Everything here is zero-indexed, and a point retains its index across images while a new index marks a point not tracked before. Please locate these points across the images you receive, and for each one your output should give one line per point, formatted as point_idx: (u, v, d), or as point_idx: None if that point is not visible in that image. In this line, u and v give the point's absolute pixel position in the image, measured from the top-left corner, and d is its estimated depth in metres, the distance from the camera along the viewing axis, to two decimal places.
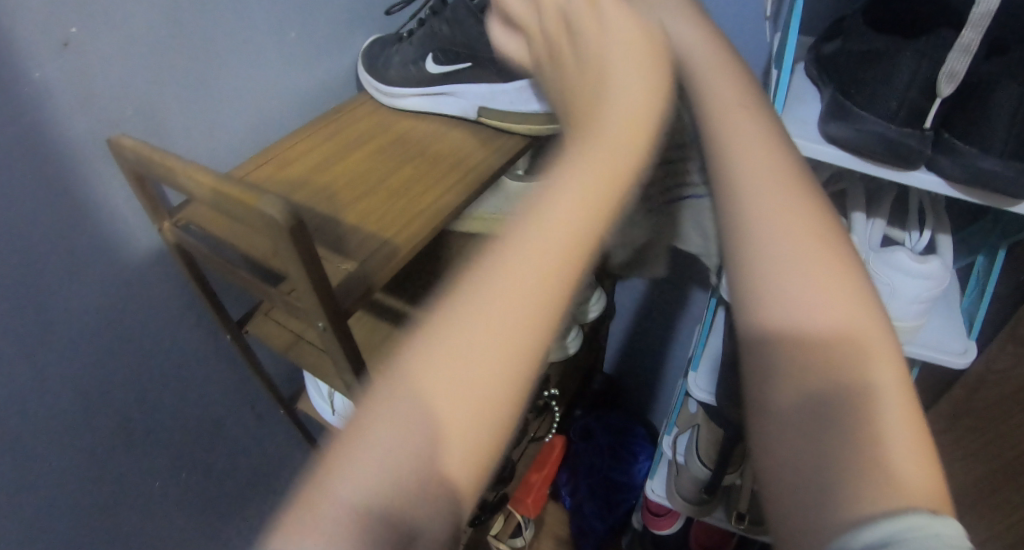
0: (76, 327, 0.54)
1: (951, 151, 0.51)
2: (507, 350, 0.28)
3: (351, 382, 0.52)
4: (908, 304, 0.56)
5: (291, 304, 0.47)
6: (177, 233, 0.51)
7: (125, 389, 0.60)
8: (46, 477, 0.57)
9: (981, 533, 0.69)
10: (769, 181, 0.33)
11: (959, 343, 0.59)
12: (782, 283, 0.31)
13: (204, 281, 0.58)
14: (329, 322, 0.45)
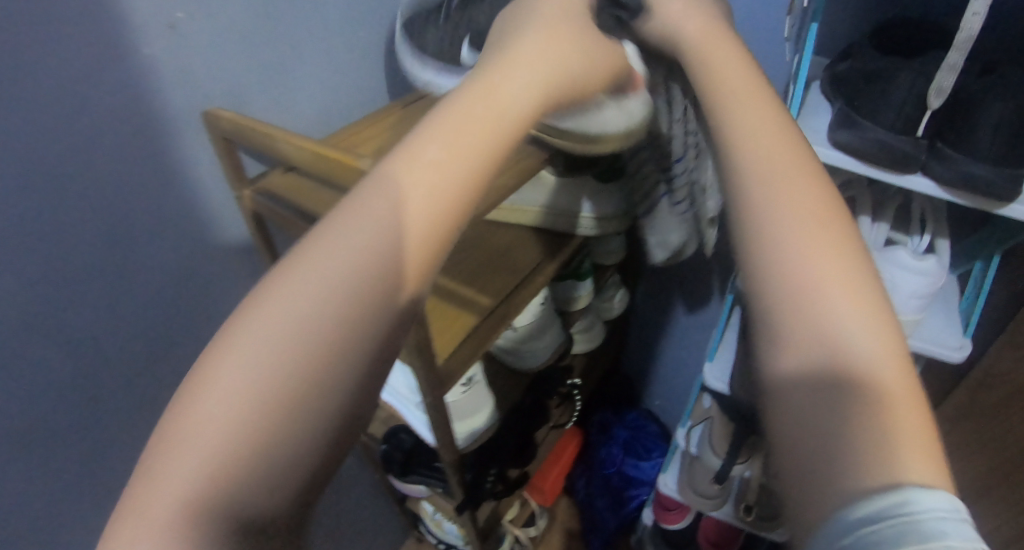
0: (165, 299, 0.58)
1: (943, 157, 0.56)
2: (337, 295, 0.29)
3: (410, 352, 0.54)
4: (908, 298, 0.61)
5: None
6: (257, 200, 0.57)
7: (191, 353, 0.63)
8: (129, 442, 0.60)
9: (988, 523, 0.73)
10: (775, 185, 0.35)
11: (956, 339, 0.64)
12: (785, 252, 0.33)
13: (271, 247, 0.63)
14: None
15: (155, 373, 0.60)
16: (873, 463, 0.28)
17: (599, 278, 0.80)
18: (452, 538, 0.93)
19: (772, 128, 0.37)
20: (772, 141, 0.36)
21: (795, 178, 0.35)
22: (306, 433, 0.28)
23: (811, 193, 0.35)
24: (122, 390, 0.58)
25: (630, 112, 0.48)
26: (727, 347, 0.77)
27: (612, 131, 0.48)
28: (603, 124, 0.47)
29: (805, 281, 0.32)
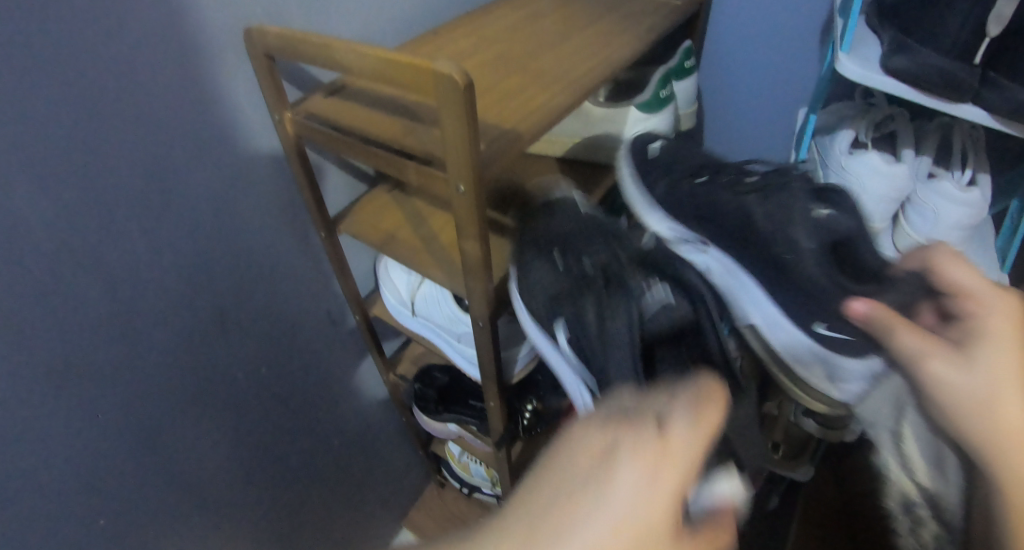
0: (204, 231, 0.58)
1: (794, 246, 0.51)
2: None
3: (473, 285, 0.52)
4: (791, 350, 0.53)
5: (431, 174, 0.46)
6: (299, 124, 0.56)
7: (226, 283, 0.63)
8: (169, 369, 0.61)
9: None
10: None
11: (994, 273, 0.63)
12: None
13: (309, 176, 0.61)
14: (471, 186, 0.44)
15: (192, 301, 0.60)
16: None
17: None
18: (476, 481, 0.94)
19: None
20: None
21: None
22: None
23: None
24: (158, 327, 0.58)
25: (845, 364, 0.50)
26: None
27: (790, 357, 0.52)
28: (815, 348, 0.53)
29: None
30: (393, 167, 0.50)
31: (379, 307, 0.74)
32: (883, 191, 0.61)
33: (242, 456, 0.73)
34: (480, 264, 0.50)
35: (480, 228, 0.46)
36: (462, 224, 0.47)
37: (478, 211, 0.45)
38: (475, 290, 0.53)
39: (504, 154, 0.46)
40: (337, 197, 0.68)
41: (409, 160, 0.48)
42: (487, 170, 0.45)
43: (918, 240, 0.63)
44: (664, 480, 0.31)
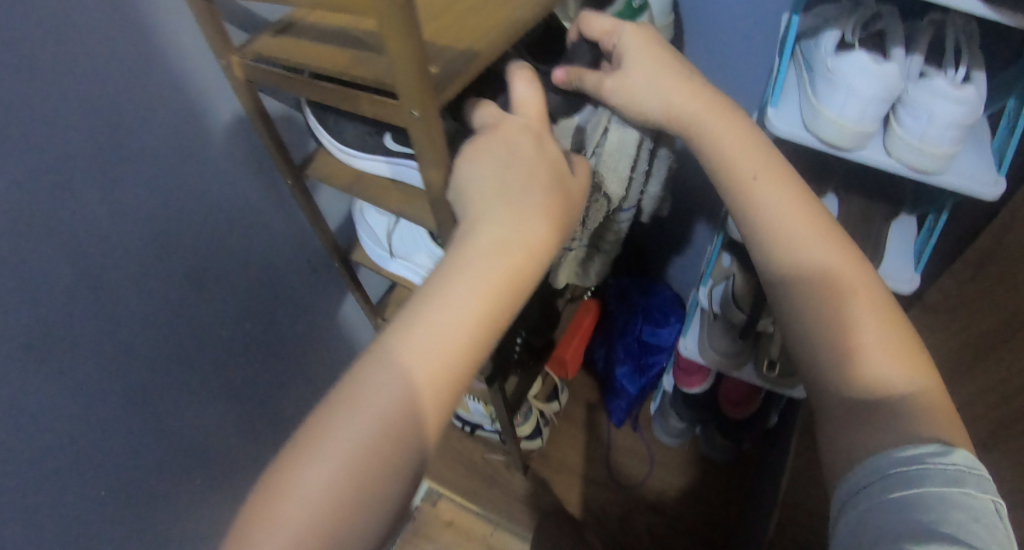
0: (165, 189, 0.56)
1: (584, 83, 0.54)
2: (458, 318, 0.41)
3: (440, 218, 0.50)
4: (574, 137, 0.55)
5: (382, 102, 0.43)
6: (249, 66, 0.53)
7: (196, 237, 0.61)
8: (151, 332, 0.60)
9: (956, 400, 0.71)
10: (840, 263, 0.46)
11: (988, 176, 0.60)
12: (857, 340, 0.45)
13: (266, 120, 0.59)
14: (425, 112, 0.41)
15: (164, 263, 0.58)
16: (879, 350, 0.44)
17: None
18: (476, 418, 0.95)
19: (826, 242, 0.47)
20: (867, 329, 0.45)
21: (831, 269, 0.46)
22: (413, 441, 0.40)
23: (797, 207, 0.48)
24: (134, 294, 0.57)
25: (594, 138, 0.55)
26: None
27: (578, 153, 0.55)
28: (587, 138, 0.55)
29: (856, 349, 0.45)
30: (349, 101, 0.47)
31: (358, 252, 0.73)
32: (872, 91, 0.58)
33: (233, 405, 0.74)
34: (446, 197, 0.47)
35: (441, 157, 0.44)
36: (422, 155, 0.44)
37: (436, 138, 0.43)
38: (445, 222, 0.51)
39: (456, 74, 0.43)
40: (300, 142, 0.66)
41: (362, 91, 0.45)
42: (442, 95, 0.42)
43: (912, 141, 0.59)
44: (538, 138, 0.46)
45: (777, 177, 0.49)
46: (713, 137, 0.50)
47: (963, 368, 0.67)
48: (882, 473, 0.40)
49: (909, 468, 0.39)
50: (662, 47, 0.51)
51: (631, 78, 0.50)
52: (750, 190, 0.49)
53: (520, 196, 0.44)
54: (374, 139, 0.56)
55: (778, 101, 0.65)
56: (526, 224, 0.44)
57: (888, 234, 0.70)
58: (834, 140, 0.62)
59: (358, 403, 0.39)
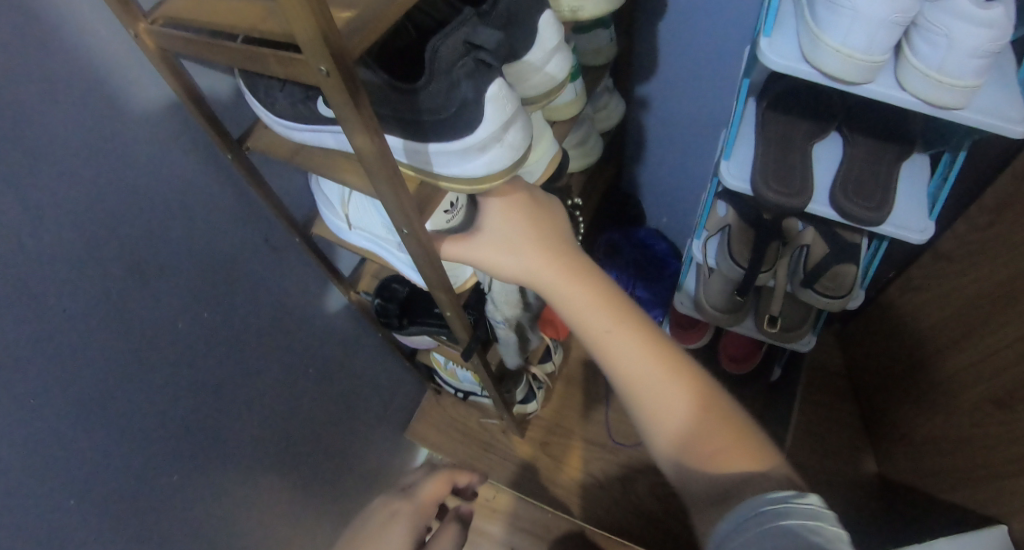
0: (90, 174, 0.50)
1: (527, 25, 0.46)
2: None
3: (382, 188, 0.44)
4: (517, 70, 0.48)
5: (290, 59, 0.37)
6: (156, 33, 0.47)
7: (134, 224, 0.55)
8: (102, 337, 0.54)
9: (974, 355, 0.67)
10: (626, 339, 0.53)
11: (1015, 111, 0.51)
12: (652, 409, 0.51)
13: (191, 92, 0.53)
14: (333, 65, 0.35)
15: (99, 254, 0.52)
16: (683, 426, 0.50)
17: (589, 84, 0.69)
18: (465, 385, 0.92)
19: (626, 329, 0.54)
20: (656, 398, 0.51)
21: (627, 360, 0.53)
22: None
23: (593, 304, 0.54)
24: (77, 293, 0.51)
25: (512, 147, 0.46)
26: (745, 141, 0.67)
27: (496, 170, 0.46)
28: (486, 165, 0.46)
29: (657, 415, 0.51)
30: (255, 61, 0.41)
31: (319, 227, 0.67)
32: (881, 13, 0.50)
33: (215, 409, 0.68)
34: (377, 161, 0.42)
35: (357, 112, 0.38)
36: (339, 112, 0.39)
37: (351, 93, 0.37)
38: (386, 194, 0.45)
39: (373, 19, 0.37)
40: (238, 112, 0.60)
41: (266, 48, 0.39)
42: (353, 44, 0.36)
43: (928, 72, 0.51)
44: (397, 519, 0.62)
45: (577, 285, 0.54)
46: (528, 256, 0.54)
47: (991, 316, 0.64)
48: (753, 512, 0.42)
49: (775, 507, 0.41)
50: (513, 202, 0.55)
51: (480, 241, 0.54)
52: (555, 294, 0.54)
53: None
54: (306, 105, 0.49)
55: (771, 30, 0.56)
56: (403, 527, 0.62)
57: (898, 178, 0.63)
58: (836, 71, 0.53)
59: None
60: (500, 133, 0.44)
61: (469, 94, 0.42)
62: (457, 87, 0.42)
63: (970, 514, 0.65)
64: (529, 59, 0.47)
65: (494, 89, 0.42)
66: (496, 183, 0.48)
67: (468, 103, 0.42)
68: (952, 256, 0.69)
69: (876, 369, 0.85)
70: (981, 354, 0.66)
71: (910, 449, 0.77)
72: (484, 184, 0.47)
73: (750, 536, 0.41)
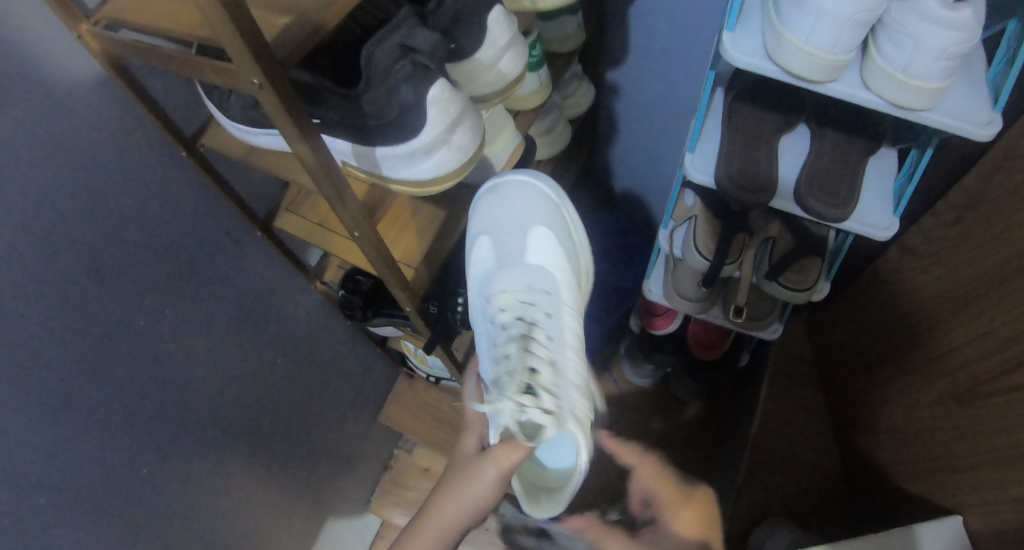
0: (37, 176, 0.48)
1: (477, 22, 0.44)
2: (446, 524, 0.51)
3: (331, 194, 0.43)
4: (467, 69, 0.46)
5: (223, 68, 0.35)
6: (99, 35, 0.46)
7: (90, 224, 0.53)
8: (65, 342, 0.53)
9: (936, 349, 0.67)
10: None
11: (982, 113, 0.50)
12: None
13: (140, 90, 0.51)
14: (266, 77, 0.33)
15: (57, 257, 0.51)
16: None
17: (555, 73, 0.67)
18: (437, 371, 0.92)
19: None
20: None
21: None
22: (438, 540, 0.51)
23: None
24: (31, 300, 0.50)
25: (461, 149, 0.44)
26: (712, 134, 0.65)
27: (445, 172, 0.45)
28: (434, 168, 0.45)
29: None
30: (189, 68, 0.39)
31: (280, 220, 0.66)
32: (846, 12, 0.48)
33: (184, 404, 0.68)
34: (322, 168, 0.40)
35: (297, 123, 0.36)
36: (276, 123, 0.37)
37: (289, 106, 0.35)
38: (333, 200, 0.43)
39: (310, 25, 0.35)
40: (192, 106, 0.58)
41: (200, 57, 0.37)
42: (290, 56, 0.34)
43: (893, 73, 0.50)
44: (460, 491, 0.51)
45: None
46: None
47: (954, 312, 0.64)
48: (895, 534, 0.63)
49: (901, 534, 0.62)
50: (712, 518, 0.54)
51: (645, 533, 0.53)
52: None
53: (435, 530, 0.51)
54: (255, 109, 0.48)
55: (735, 25, 0.54)
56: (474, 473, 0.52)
57: (865, 174, 0.62)
58: (801, 71, 0.52)
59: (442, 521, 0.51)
60: (445, 134, 0.43)
61: (409, 98, 0.40)
62: (395, 91, 0.40)
63: (930, 503, 0.67)
64: (478, 58, 0.45)
65: (435, 91, 0.40)
66: (447, 184, 0.47)
67: (407, 107, 0.40)
68: (916, 251, 0.69)
69: (842, 358, 0.85)
70: (944, 351, 0.66)
71: (870, 436, 0.79)
72: (434, 186, 0.46)
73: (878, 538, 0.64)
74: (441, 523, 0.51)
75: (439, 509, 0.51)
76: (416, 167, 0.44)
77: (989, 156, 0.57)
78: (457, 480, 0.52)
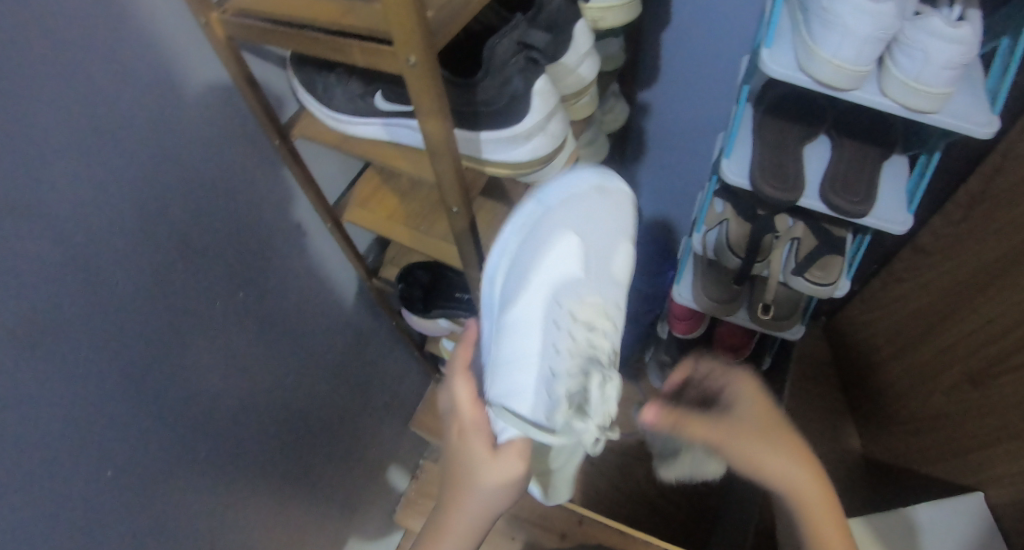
0: (148, 150, 0.54)
1: (568, 30, 0.51)
2: (477, 515, 0.56)
3: (443, 171, 0.49)
4: (557, 70, 0.53)
5: (378, 48, 0.42)
6: (229, 24, 0.52)
7: (183, 199, 0.58)
8: (144, 308, 0.57)
9: (949, 338, 0.74)
10: (758, 451, 0.58)
11: (984, 116, 0.58)
12: (774, 479, 0.57)
13: (250, 79, 0.57)
14: (422, 54, 0.40)
15: (154, 228, 0.56)
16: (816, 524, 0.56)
17: (602, 86, 0.75)
18: None
19: (769, 453, 0.58)
20: (771, 477, 0.58)
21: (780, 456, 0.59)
22: (472, 529, 0.56)
23: (752, 446, 0.58)
24: (127, 263, 0.54)
25: (554, 135, 0.51)
26: (743, 143, 0.73)
27: (539, 156, 0.52)
28: (529, 151, 0.51)
29: (799, 504, 0.57)
30: (336, 50, 0.45)
31: (349, 212, 0.72)
32: (869, 30, 0.56)
33: (240, 382, 0.71)
34: (441, 143, 0.46)
35: (436, 99, 0.43)
36: (417, 100, 0.43)
37: (432, 81, 0.42)
38: (444, 175, 0.49)
39: (452, 14, 0.41)
40: (282, 101, 0.64)
41: (352, 41, 0.44)
42: (437, 40, 0.41)
43: (907, 81, 0.58)
44: (477, 487, 0.55)
45: (757, 450, 0.58)
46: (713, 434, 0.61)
47: (963, 302, 0.71)
48: (907, 517, 0.74)
49: (909, 512, 0.74)
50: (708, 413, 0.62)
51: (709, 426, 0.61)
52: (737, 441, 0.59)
53: (469, 521, 0.56)
54: (364, 98, 0.55)
55: (770, 42, 0.63)
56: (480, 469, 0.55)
57: (881, 177, 0.70)
58: (829, 80, 0.60)
59: (473, 513, 0.56)
60: (544, 121, 0.49)
61: (519, 88, 0.47)
62: (509, 82, 0.47)
63: (952, 484, 0.72)
64: (567, 62, 0.52)
65: (541, 83, 0.47)
66: (538, 167, 0.53)
67: (517, 95, 0.47)
68: (926, 250, 0.76)
69: (859, 361, 0.92)
70: (957, 340, 0.73)
71: (890, 430, 0.85)
72: (525, 168, 0.53)
73: (895, 524, 0.75)
74: (471, 515, 0.56)
75: (464, 502, 0.56)
76: (516, 150, 0.51)
77: (988, 159, 0.65)
78: (467, 478, 0.56)
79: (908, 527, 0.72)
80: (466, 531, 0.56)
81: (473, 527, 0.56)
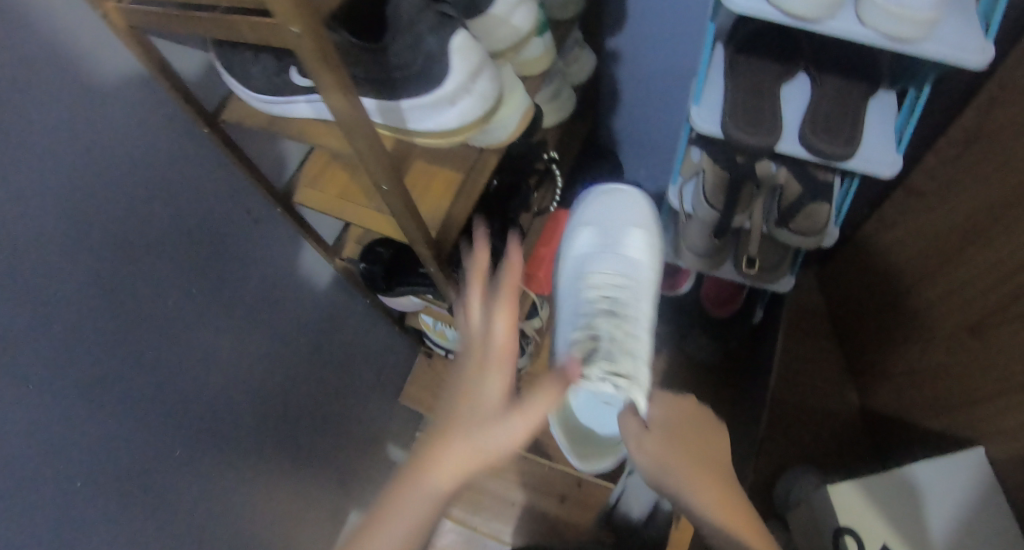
0: (71, 156, 0.50)
1: None
2: (488, 447, 0.49)
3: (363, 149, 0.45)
4: (484, 23, 0.48)
5: (262, 22, 0.37)
6: (126, 10, 0.47)
7: (123, 203, 0.55)
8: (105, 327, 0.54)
9: (948, 285, 0.69)
10: (685, 468, 0.54)
11: (976, 42, 0.52)
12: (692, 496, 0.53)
13: (163, 67, 0.53)
14: (305, 24, 0.35)
15: (97, 237, 0.52)
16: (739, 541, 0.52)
17: (558, 37, 0.69)
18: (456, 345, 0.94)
19: (696, 474, 0.54)
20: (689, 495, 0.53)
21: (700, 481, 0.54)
22: (474, 456, 0.49)
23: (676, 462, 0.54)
24: (76, 277, 0.51)
25: (483, 96, 0.46)
26: (715, 87, 0.67)
27: (469, 121, 0.47)
28: (458, 117, 0.46)
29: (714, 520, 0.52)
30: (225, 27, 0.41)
31: (298, 195, 0.68)
32: None
33: (218, 383, 0.69)
34: (354, 121, 0.42)
35: (333, 73, 0.38)
36: (315, 76, 0.38)
37: (326, 54, 0.37)
38: (364, 153, 0.45)
39: None
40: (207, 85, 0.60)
41: (236, 15, 0.39)
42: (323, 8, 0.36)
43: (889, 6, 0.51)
44: (512, 416, 0.50)
45: (682, 466, 0.54)
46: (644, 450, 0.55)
47: (964, 247, 0.66)
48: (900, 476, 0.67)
49: (903, 473, 0.66)
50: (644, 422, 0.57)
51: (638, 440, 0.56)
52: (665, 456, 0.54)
53: (480, 444, 0.49)
54: (280, 76, 0.50)
55: None
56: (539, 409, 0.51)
57: (866, 116, 0.64)
58: (799, 11, 0.53)
59: (485, 442, 0.49)
60: (468, 82, 0.44)
61: (433, 47, 0.43)
62: (420, 41, 0.43)
63: (956, 440, 0.68)
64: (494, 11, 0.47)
65: (458, 40, 0.43)
66: (471, 133, 0.48)
67: (433, 55, 0.43)
68: (921, 191, 0.70)
69: (854, 309, 0.87)
70: (959, 288, 0.67)
71: (890, 381, 0.81)
72: (457, 136, 0.48)
73: (886, 484, 0.67)
74: (484, 442, 0.49)
75: (491, 427, 0.49)
76: (443, 116, 0.46)
77: (986, 90, 0.58)
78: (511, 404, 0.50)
79: (903, 485, 0.66)
80: (467, 454, 0.49)
81: (482, 453, 0.49)
